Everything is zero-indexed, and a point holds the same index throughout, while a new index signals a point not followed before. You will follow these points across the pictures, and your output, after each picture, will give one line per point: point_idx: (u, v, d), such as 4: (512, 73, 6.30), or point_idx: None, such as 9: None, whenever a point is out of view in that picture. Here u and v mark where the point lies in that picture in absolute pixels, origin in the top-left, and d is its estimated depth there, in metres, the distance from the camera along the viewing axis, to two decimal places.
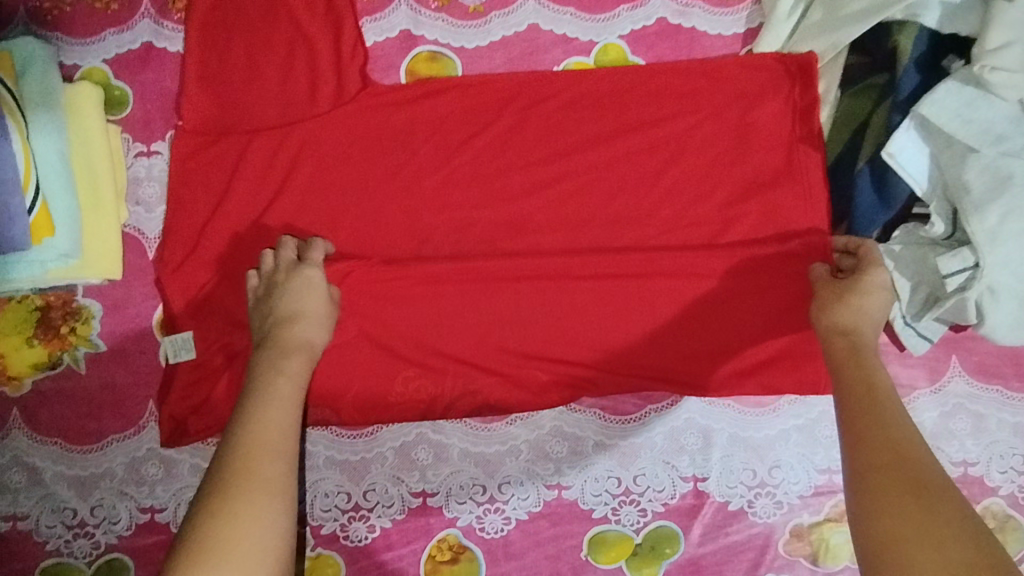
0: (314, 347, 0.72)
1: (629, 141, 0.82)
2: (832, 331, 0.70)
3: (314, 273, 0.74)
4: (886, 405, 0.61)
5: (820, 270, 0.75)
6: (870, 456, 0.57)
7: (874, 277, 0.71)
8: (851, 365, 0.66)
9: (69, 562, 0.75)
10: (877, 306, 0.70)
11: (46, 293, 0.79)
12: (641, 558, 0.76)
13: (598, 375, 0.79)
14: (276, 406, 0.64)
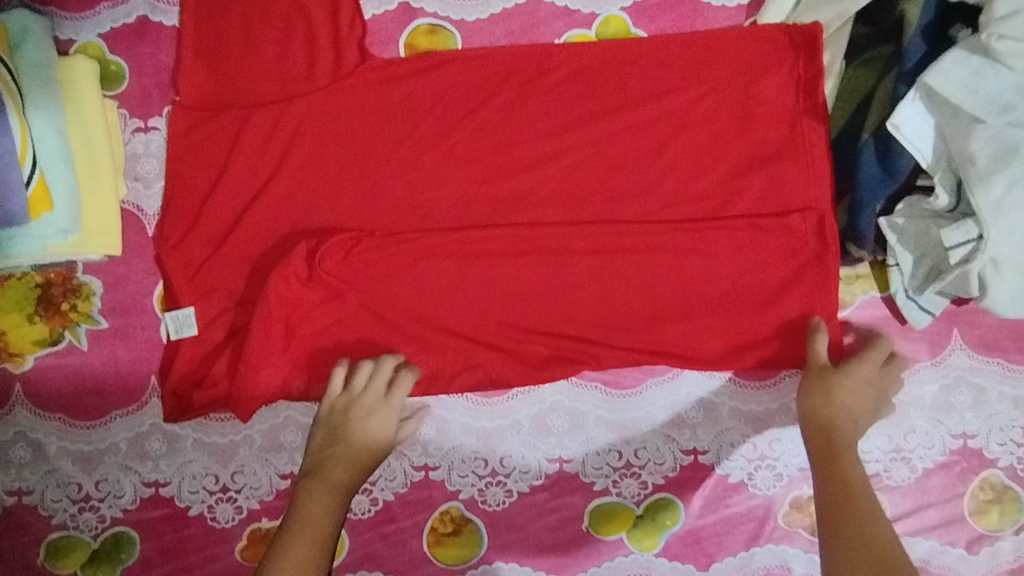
0: (352, 489, 0.71)
1: (631, 114, 0.81)
2: (814, 420, 0.73)
3: (384, 431, 0.74)
4: (861, 523, 0.65)
5: (818, 347, 0.75)
6: (844, 558, 0.63)
7: (852, 373, 0.75)
8: (825, 463, 0.70)
9: (76, 535, 0.76)
10: (849, 402, 0.73)
11: (45, 270, 0.78)
12: (641, 530, 0.78)
13: (601, 350, 0.78)
14: (311, 527, 0.68)
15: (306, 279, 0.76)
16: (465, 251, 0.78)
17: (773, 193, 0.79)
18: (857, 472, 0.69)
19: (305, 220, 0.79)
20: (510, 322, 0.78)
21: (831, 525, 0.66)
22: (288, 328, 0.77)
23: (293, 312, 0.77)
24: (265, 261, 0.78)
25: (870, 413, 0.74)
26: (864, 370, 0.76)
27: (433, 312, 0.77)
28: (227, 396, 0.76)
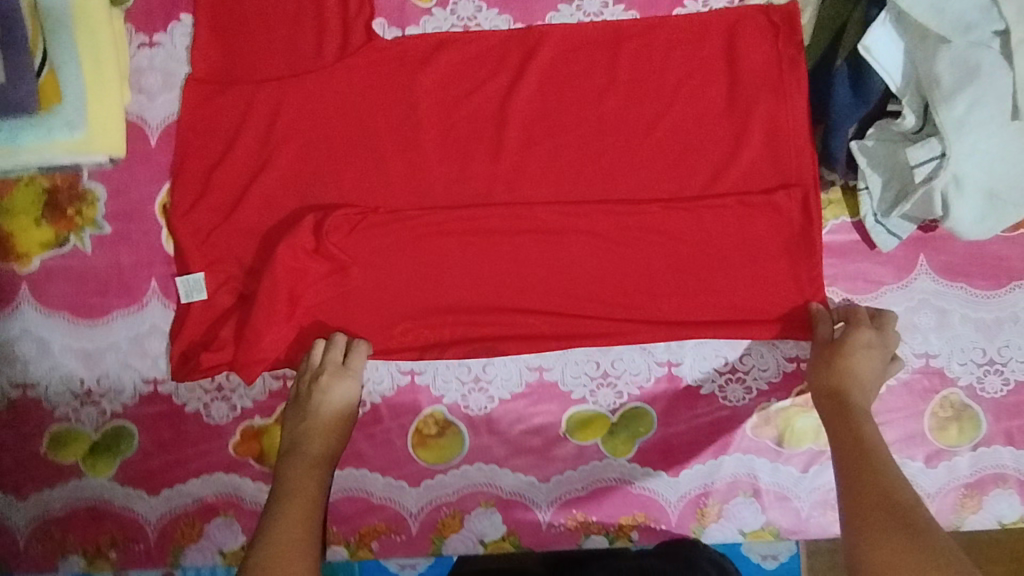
0: (329, 463, 0.72)
1: (620, 47, 0.83)
2: (826, 389, 0.74)
3: (348, 404, 0.76)
4: (884, 465, 0.65)
5: (823, 333, 0.77)
6: (863, 502, 0.61)
7: (861, 337, 0.75)
8: (842, 418, 0.70)
9: (77, 427, 0.80)
10: (862, 366, 0.74)
11: (52, 174, 0.81)
12: (615, 437, 0.82)
13: (584, 263, 0.80)
14: (301, 497, 0.68)
15: (312, 251, 0.79)
16: (456, 170, 0.82)
17: (763, 166, 0.81)
18: (870, 424, 0.69)
19: (313, 191, 0.81)
20: (487, 236, 0.80)
21: (846, 471, 0.65)
22: (293, 299, 0.78)
23: (298, 283, 0.78)
24: (271, 236, 0.80)
25: (877, 380, 0.74)
26: (867, 331, 0.76)
27: (433, 291, 0.80)
28: (232, 361, 0.78)
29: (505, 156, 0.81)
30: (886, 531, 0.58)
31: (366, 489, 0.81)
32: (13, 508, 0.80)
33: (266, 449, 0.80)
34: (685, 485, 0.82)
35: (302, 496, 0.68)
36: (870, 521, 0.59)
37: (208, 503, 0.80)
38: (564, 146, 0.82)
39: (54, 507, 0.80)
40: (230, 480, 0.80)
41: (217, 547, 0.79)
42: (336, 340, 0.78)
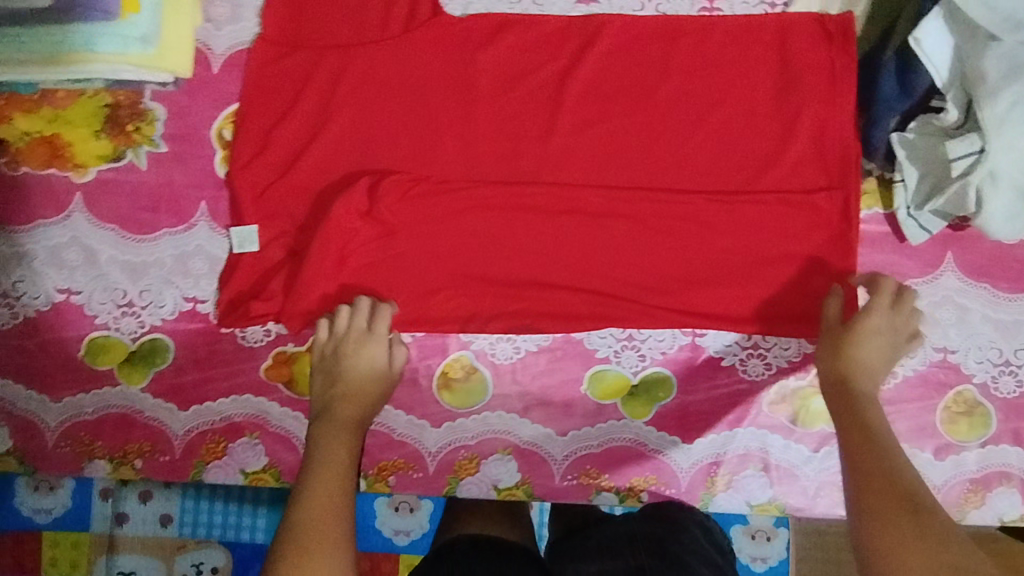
0: (363, 417, 0.74)
1: (675, 23, 0.86)
2: (834, 376, 0.74)
3: (377, 362, 0.78)
4: (905, 461, 0.64)
5: (831, 310, 0.79)
6: (879, 490, 0.60)
7: (872, 320, 0.76)
8: (855, 409, 0.70)
9: (115, 336, 0.83)
10: (869, 352, 0.74)
11: (116, 90, 0.84)
12: (635, 399, 0.84)
13: (623, 224, 0.83)
14: (337, 447, 0.69)
15: (365, 213, 0.82)
16: (506, 125, 0.84)
17: (807, 169, 0.84)
18: (877, 409, 0.70)
19: (370, 151, 0.84)
20: (532, 198, 0.83)
21: (849, 456, 0.65)
22: (340, 261, 0.82)
23: (347, 244, 0.82)
24: (328, 193, 0.83)
25: (887, 364, 0.75)
26: (885, 319, 0.77)
27: (473, 260, 0.83)
28: (279, 311, 0.81)
29: (555, 120, 0.84)
30: (899, 515, 0.57)
31: (388, 425, 0.83)
32: (44, 407, 0.82)
33: (296, 376, 0.82)
34: (698, 453, 0.84)
35: (339, 447, 0.69)
36: (877, 503, 0.59)
37: (235, 423, 0.82)
38: (612, 116, 0.84)
39: (85, 412, 0.82)
40: (258, 403, 0.82)
41: (239, 466, 0.82)
42: (358, 303, 0.80)
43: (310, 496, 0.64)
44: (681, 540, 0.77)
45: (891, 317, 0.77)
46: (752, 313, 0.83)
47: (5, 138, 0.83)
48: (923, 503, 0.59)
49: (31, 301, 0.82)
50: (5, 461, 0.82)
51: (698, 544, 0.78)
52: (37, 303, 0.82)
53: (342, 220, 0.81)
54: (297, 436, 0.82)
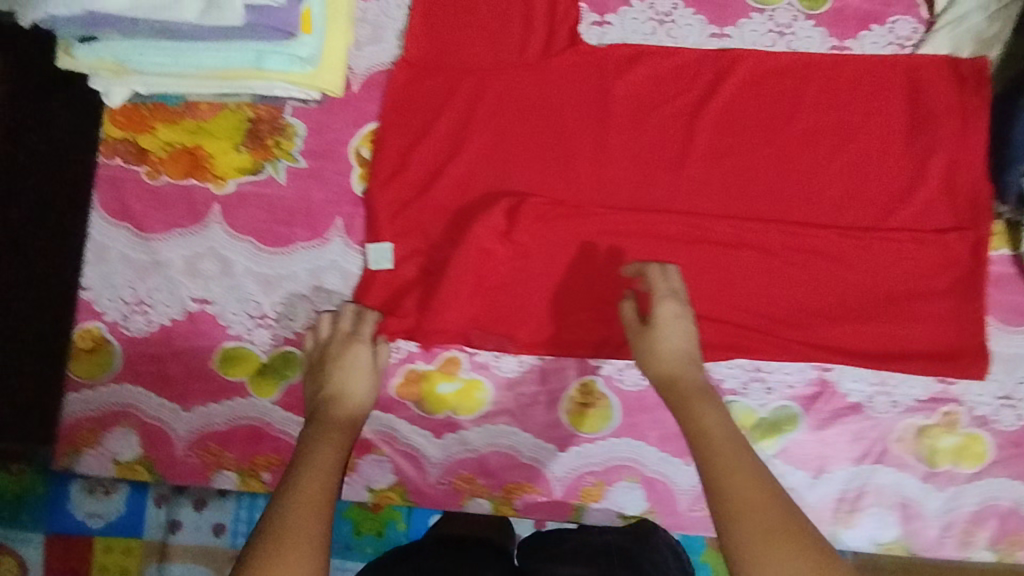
0: (354, 417, 0.69)
1: (811, 57, 0.85)
2: (662, 376, 0.66)
3: (373, 377, 0.75)
4: (741, 451, 0.58)
5: (627, 314, 0.70)
6: (753, 503, 0.54)
7: (663, 308, 0.69)
8: (701, 406, 0.62)
9: (248, 347, 0.84)
10: (671, 338, 0.67)
11: (257, 105, 0.85)
12: (761, 431, 0.84)
13: (753, 257, 0.83)
14: (330, 443, 0.63)
15: (502, 234, 0.83)
16: (640, 154, 0.84)
17: (937, 208, 0.84)
18: (714, 409, 0.62)
19: (505, 175, 0.84)
20: (665, 227, 0.83)
21: (716, 475, 0.56)
22: (476, 281, 0.83)
23: (484, 265, 0.83)
24: (466, 212, 0.84)
25: (695, 345, 0.68)
26: (672, 302, 0.69)
27: (605, 283, 0.83)
28: (414, 329, 0.83)
29: (688, 150, 0.84)
30: (772, 541, 0.52)
31: (514, 446, 0.83)
32: (175, 416, 0.83)
33: (426, 393, 0.84)
34: (824, 490, 0.84)
35: (327, 446, 0.63)
36: (755, 524, 0.53)
37: (365, 439, 0.84)
38: (745, 148, 0.84)
39: (216, 422, 0.83)
40: (388, 420, 0.84)
41: (366, 483, 0.83)
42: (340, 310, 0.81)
43: (297, 494, 0.57)
44: (652, 559, 0.69)
45: (672, 291, 0.70)
46: (881, 351, 0.83)
47: (148, 148, 0.84)
48: (808, 530, 0.53)
49: (164, 310, 0.84)
50: (134, 468, 0.83)
51: (668, 566, 0.69)
52: (170, 311, 0.84)
53: (479, 242, 0.83)
54: (427, 456, 0.83)
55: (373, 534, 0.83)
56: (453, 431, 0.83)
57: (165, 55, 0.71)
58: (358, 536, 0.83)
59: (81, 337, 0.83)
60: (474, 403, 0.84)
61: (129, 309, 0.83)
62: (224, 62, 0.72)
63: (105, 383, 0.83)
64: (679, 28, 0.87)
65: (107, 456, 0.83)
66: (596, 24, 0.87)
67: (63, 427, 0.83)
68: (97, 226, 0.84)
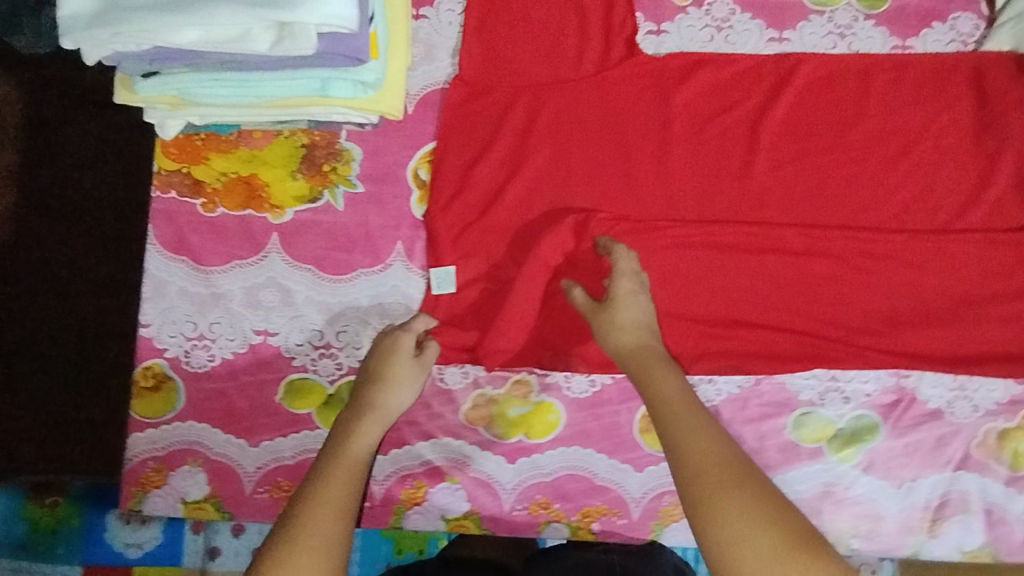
0: (390, 410, 0.72)
1: (872, 59, 0.84)
2: (621, 348, 0.72)
3: (420, 369, 0.76)
4: (699, 417, 0.63)
5: (580, 298, 0.76)
6: (705, 463, 0.59)
7: (620, 286, 0.75)
8: (659, 374, 0.68)
9: (314, 378, 0.82)
10: (636, 316, 0.73)
11: (312, 131, 0.83)
12: (840, 441, 0.82)
13: (825, 264, 0.81)
14: (361, 437, 0.68)
15: (568, 252, 0.81)
16: (703, 164, 0.82)
17: (1010, 206, 0.81)
18: (671, 378, 0.67)
19: (565, 191, 0.82)
20: (732, 238, 0.81)
21: (672, 436, 0.62)
22: (543, 301, 0.82)
23: (550, 284, 0.81)
24: (528, 231, 0.82)
25: (654, 324, 0.74)
26: (626, 279, 0.75)
27: (673, 297, 0.81)
28: (481, 353, 0.81)
29: (751, 158, 0.82)
30: (724, 490, 0.57)
31: (590, 468, 0.81)
32: (242, 452, 0.81)
33: (497, 418, 0.82)
34: (906, 498, 0.82)
35: (357, 441, 0.68)
36: (713, 481, 0.58)
37: (436, 468, 0.81)
38: (810, 153, 0.82)
39: (285, 456, 0.81)
40: (459, 447, 0.82)
41: (440, 512, 0.81)
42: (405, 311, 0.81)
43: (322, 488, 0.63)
44: None
45: (631, 270, 0.75)
46: (958, 355, 0.81)
47: (202, 180, 0.83)
48: (751, 475, 0.58)
49: (226, 344, 0.82)
50: (202, 507, 0.81)
51: None
52: (233, 344, 0.82)
53: (545, 261, 0.80)
54: (500, 482, 0.81)
55: (415, 552, 0.89)
56: (527, 455, 0.81)
57: (229, 87, 0.70)
58: (398, 555, 0.89)
59: (143, 375, 0.81)
60: (546, 425, 0.82)
61: (190, 345, 0.82)
62: (286, 91, 0.70)
63: (168, 421, 0.81)
64: (736, 34, 0.86)
65: (174, 496, 0.81)
66: (653, 33, 0.86)
67: (127, 469, 0.81)
68: (154, 260, 0.82)
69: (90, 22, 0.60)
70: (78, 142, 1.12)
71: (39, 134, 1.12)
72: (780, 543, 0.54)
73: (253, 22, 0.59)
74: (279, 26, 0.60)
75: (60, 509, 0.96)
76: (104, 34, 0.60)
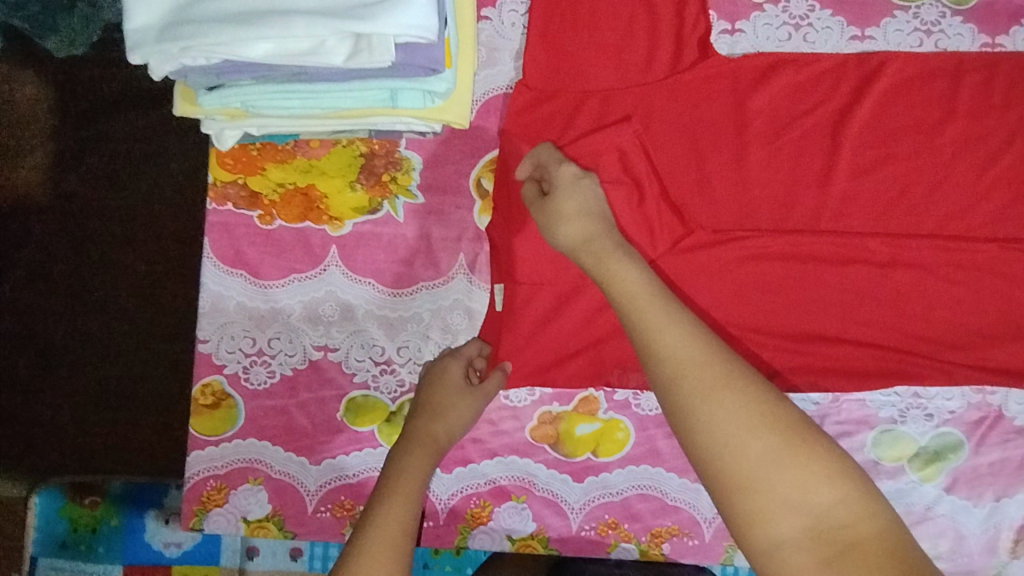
0: (444, 440, 0.73)
1: (960, 57, 0.80)
2: (566, 241, 0.70)
3: (475, 398, 0.74)
4: (658, 309, 0.61)
5: (529, 191, 0.74)
6: (670, 342, 0.58)
7: (563, 172, 0.73)
8: (604, 261, 0.67)
9: (376, 396, 0.80)
10: (578, 200, 0.71)
11: (371, 139, 0.81)
12: (923, 460, 0.78)
13: (907, 274, 0.77)
14: (411, 470, 0.70)
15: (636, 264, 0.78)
16: (778, 170, 0.79)
17: None
18: (627, 267, 0.65)
19: (634, 198, 0.79)
20: (811, 249, 0.78)
21: (641, 327, 0.60)
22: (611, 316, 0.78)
23: None
24: None
25: (590, 211, 0.70)
26: (564, 171, 0.73)
27: (749, 311, 0.78)
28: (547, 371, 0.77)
29: (832, 166, 0.79)
30: (716, 383, 0.55)
31: (660, 488, 0.79)
32: (304, 470, 0.79)
33: (565, 436, 0.79)
34: (988, 518, 0.78)
35: (408, 475, 0.69)
36: (699, 380, 0.55)
37: (501, 487, 0.79)
38: (893, 157, 0.78)
39: (348, 473, 0.79)
40: (524, 465, 0.79)
41: (506, 532, 0.79)
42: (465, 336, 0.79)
43: (384, 515, 0.65)
44: None
45: (567, 181, 0.72)
46: None
47: (258, 190, 0.80)
48: (741, 373, 0.56)
49: (286, 360, 0.80)
50: (265, 526, 0.79)
51: None
52: (293, 361, 0.80)
53: None
54: (567, 501, 0.79)
55: (451, 552, 0.84)
56: (595, 474, 0.79)
57: (295, 99, 0.67)
58: (434, 556, 0.83)
59: (202, 393, 0.79)
60: (615, 443, 0.79)
61: (249, 361, 0.80)
62: (352, 102, 0.68)
63: (229, 438, 0.79)
64: (816, 32, 0.83)
65: (236, 514, 0.79)
66: (727, 32, 0.83)
67: (188, 487, 0.79)
68: (210, 274, 0.80)
69: (160, 37, 0.58)
70: (120, 139, 1.10)
71: (80, 130, 1.10)
72: (780, 441, 0.53)
73: (329, 34, 0.57)
74: (356, 37, 0.58)
75: (98, 508, 0.94)
76: (173, 48, 0.58)
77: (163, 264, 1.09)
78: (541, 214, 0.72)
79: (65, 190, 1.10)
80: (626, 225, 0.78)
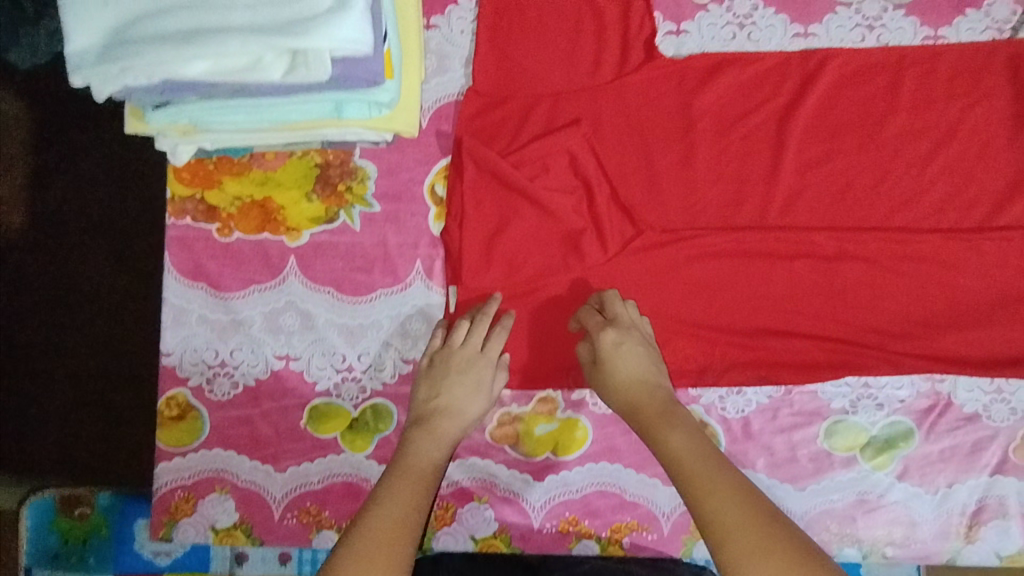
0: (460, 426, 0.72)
1: (900, 52, 0.81)
2: (624, 407, 0.70)
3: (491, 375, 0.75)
4: (702, 461, 0.61)
5: (582, 354, 0.75)
6: (713, 490, 0.58)
7: (605, 340, 0.72)
8: (649, 426, 0.67)
9: (338, 403, 0.81)
10: (625, 358, 0.71)
11: (325, 150, 0.82)
12: (874, 449, 0.79)
13: (854, 267, 0.79)
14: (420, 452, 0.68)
15: (588, 265, 0.79)
16: (724, 169, 0.80)
17: None
18: (672, 429, 0.65)
19: (585, 200, 0.80)
20: (759, 245, 0.79)
21: (687, 484, 0.60)
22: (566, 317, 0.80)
23: (571, 297, 0.80)
24: (545, 244, 0.80)
25: (643, 372, 0.71)
26: (613, 331, 0.72)
27: (700, 308, 0.80)
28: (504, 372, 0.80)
29: (778, 163, 0.80)
30: (759, 529, 0.55)
31: (619, 484, 0.80)
32: (269, 478, 0.81)
33: (524, 436, 0.81)
34: (941, 503, 0.78)
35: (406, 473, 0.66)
36: (747, 530, 0.55)
37: (463, 488, 0.81)
38: (835, 153, 0.80)
39: (312, 480, 0.81)
40: (485, 466, 0.81)
41: (469, 533, 0.80)
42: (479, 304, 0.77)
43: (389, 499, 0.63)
44: None
45: (617, 339, 0.72)
46: (996, 357, 0.78)
47: (216, 205, 0.82)
48: (784, 525, 0.56)
49: (248, 370, 0.81)
50: (233, 534, 0.81)
51: None
52: (255, 371, 0.81)
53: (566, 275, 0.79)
54: (528, 500, 0.80)
55: None
56: (555, 473, 0.80)
57: (242, 113, 0.68)
58: None
59: (168, 405, 0.80)
60: (574, 443, 0.81)
61: (211, 372, 0.81)
62: (300, 115, 0.69)
63: (195, 449, 0.81)
64: (760, 31, 0.83)
65: (204, 524, 0.81)
66: (672, 33, 0.84)
67: (158, 498, 0.81)
68: (171, 288, 0.81)
69: (100, 58, 0.59)
70: (87, 154, 1.11)
71: (53, 147, 1.11)
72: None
73: (265, 50, 0.59)
74: (293, 53, 0.59)
75: (89, 520, 0.95)
76: (114, 69, 0.59)
77: (132, 278, 1.10)
78: (593, 377, 0.73)
79: (38, 207, 1.11)
80: (577, 228, 0.79)
